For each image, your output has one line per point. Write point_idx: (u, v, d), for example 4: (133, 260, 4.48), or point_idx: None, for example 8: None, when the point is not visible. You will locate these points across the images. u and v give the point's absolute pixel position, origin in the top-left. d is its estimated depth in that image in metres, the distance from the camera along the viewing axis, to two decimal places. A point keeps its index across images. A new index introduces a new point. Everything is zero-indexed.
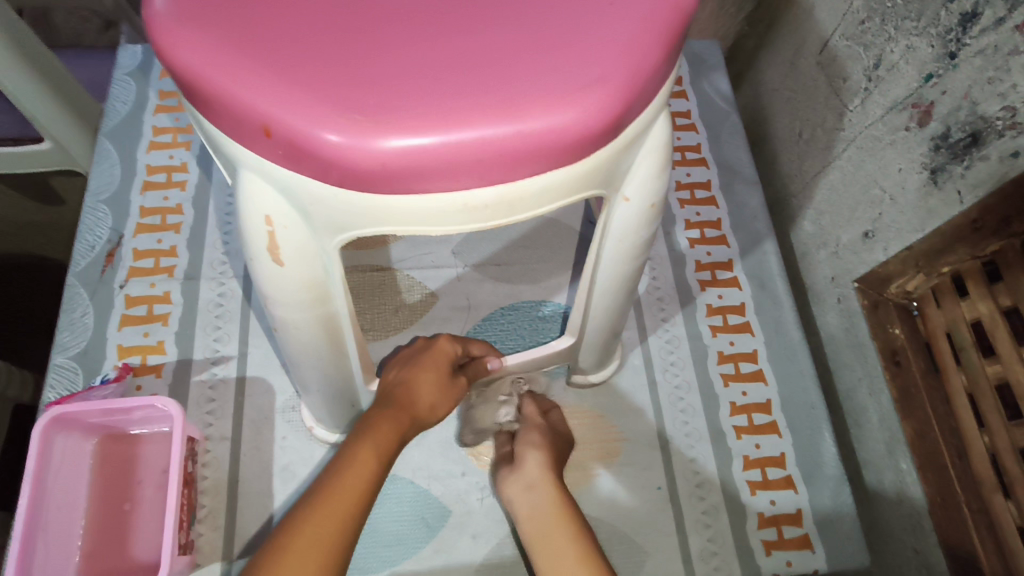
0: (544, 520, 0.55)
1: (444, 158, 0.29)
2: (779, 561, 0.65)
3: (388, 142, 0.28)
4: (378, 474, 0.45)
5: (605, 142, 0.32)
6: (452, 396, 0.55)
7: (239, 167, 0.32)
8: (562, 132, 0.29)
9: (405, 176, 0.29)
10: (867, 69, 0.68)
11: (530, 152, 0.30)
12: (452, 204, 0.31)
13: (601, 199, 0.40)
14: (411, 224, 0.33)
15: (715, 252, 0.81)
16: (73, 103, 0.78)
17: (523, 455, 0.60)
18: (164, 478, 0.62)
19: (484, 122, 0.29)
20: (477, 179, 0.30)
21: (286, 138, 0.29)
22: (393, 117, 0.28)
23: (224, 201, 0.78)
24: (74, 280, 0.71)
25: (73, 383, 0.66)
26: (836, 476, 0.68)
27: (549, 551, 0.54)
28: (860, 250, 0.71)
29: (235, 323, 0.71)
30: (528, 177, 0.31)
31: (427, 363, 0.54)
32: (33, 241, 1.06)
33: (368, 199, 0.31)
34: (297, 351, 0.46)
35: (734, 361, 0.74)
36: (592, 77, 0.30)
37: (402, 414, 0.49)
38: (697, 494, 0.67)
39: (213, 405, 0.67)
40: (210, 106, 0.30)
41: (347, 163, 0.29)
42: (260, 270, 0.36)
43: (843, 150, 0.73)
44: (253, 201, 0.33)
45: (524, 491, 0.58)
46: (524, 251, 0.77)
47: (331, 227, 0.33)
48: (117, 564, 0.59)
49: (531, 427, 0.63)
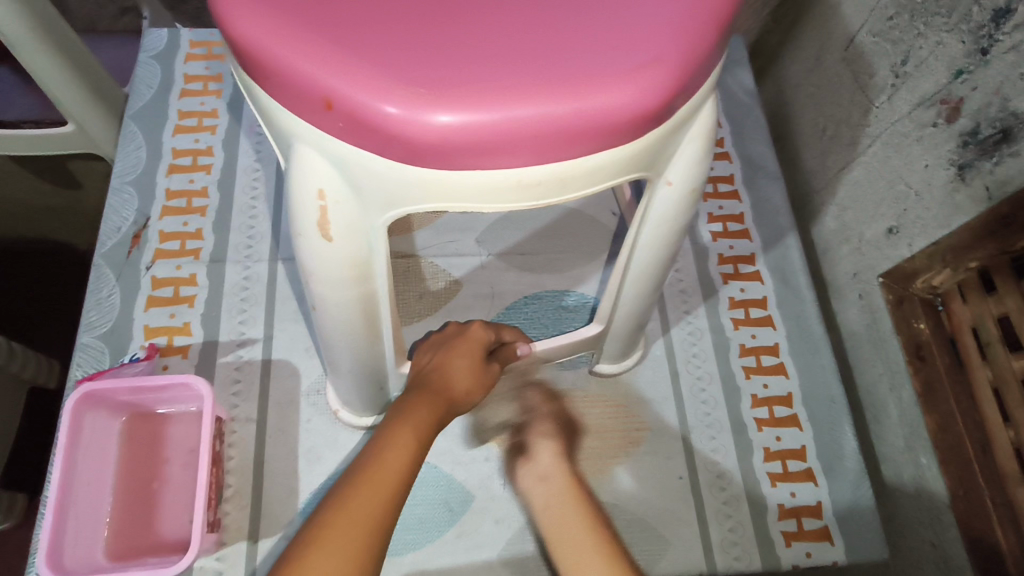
0: (557, 509, 0.56)
1: (502, 134, 0.29)
2: (799, 552, 0.65)
3: (447, 116, 0.28)
4: (416, 454, 0.45)
5: (658, 123, 0.32)
6: (485, 383, 0.55)
7: (293, 140, 0.32)
8: (619, 111, 0.29)
9: (464, 151, 0.29)
10: (895, 65, 0.68)
11: (588, 131, 0.30)
12: (507, 181, 0.31)
13: (644, 183, 0.40)
14: (463, 200, 0.33)
15: (738, 246, 0.81)
16: (93, 80, 0.79)
17: (538, 448, 0.61)
18: (192, 457, 0.63)
19: (544, 98, 0.29)
20: (533, 156, 0.30)
21: (347, 111, 0.29)
22: (454, 91, 0.28)
23: (249, 185, 0.78)
24: (101, 261, 0.72)
25: (100, 362, 0.67)
26: (857, 469, 0.69)
27: (565, 537, 0.53)
28: (884, 246, 0.71)
29: (261, 307, 0.71)
30: (583, 156, 0.31)
31: (461, 349, 0.55)
32: (49, 226, 1.09)
33: (424, 174, 0.31)
34: (333, 333, 0.46)
35: (756, 353, 0.74)
36: (650, 56, 0.30)
37: (439, 398, 0.50)
38: (718, 484, 0.68)
39: (238, 386, 0.67)
40: (271, 78, 0.30)
41: (405, 136, 0.29)
42: (304, 247, 0.36)
43: (869, 146, 0.73)
44: (307, 175, 0.32)
45: (537, 480, 0.58)
46: (547, 241, 0.77)
47: (383, 203, 0.33)
48: (146, 540, 0.59)
49: (541, 419, 0.64)
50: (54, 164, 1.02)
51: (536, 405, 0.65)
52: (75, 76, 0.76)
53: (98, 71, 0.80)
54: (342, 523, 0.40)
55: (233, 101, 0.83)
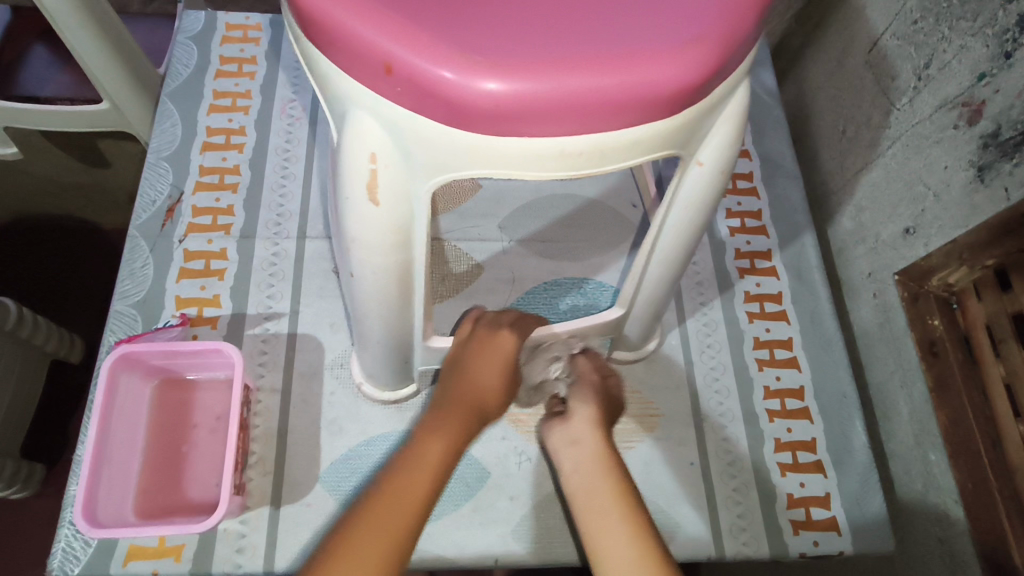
0: (587, 475, 0.53)
1: (551, 103, 0.31)
2: (806, 541, 0.67)
3: (501, 84, 0.30)
4: (444, 471, 0.48)
5: (696, 100, 0.34)
6: (508, 388, 0.57)
7: (348, 104, 0.34)
8: (662, 86, 0.31)
9: (514, 118, 0.31)
10: (918, 68, 0.69)
11: (632, 104, 0.32)
12: (552, 149, 0.33)
13: (676, 164, 0.41)
14: (508, 167, 0.34)
15: (755, 241, 0.83)
16: (130, 60, 0.82)
17: (574, 412, 0.59)
18: (218, 423, 0.65)
19: (593, 71, 0.30)
20: (578, 126, 0.32)
21: (407, 77, 0.30)
22: (508, 60, 0.30)
23: (280, 164, 0.80)
24: (135, 232, 0.74)
25: (132, 329, 0.69)
26: (865, 463, 0.70)
27: (591, 502, 0.51)
28: (900, 245, 0.72)
29: (288, 282, 0.73)
30: (624, 128, 0.33)
31: (490, 360, 0.56)
32: (75, 204, 1.13)
33: (474, 139, 0.33)
34: (366, 303, 0.47)
35: (770, 347, 0.76)
36: (693, 35, 0.31)
37: (470, 415, 0.52)
38: (728, 472, 0.69)
39: (265, 357, 0.69)
40: (332, 44, 0.32)
41: (460, 101, 0.30)
42: (350, 210, 0.37)
43: (888, 147, 0.74)
44: (359, 139, 0.34)
45: (567, 445, 0.57)
46: (567, 230, 0.79)
47: (430, 168, 0.35)
48: (173, 500, 0.61)
49: (586, 385, 0.61)
50: (88, 143, 1.03)
51: (586, 374, 0.63)
52: (114, 55, 0.79)
53: (134, 51, 0.82)
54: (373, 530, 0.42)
55: (266, 83, 0.85)
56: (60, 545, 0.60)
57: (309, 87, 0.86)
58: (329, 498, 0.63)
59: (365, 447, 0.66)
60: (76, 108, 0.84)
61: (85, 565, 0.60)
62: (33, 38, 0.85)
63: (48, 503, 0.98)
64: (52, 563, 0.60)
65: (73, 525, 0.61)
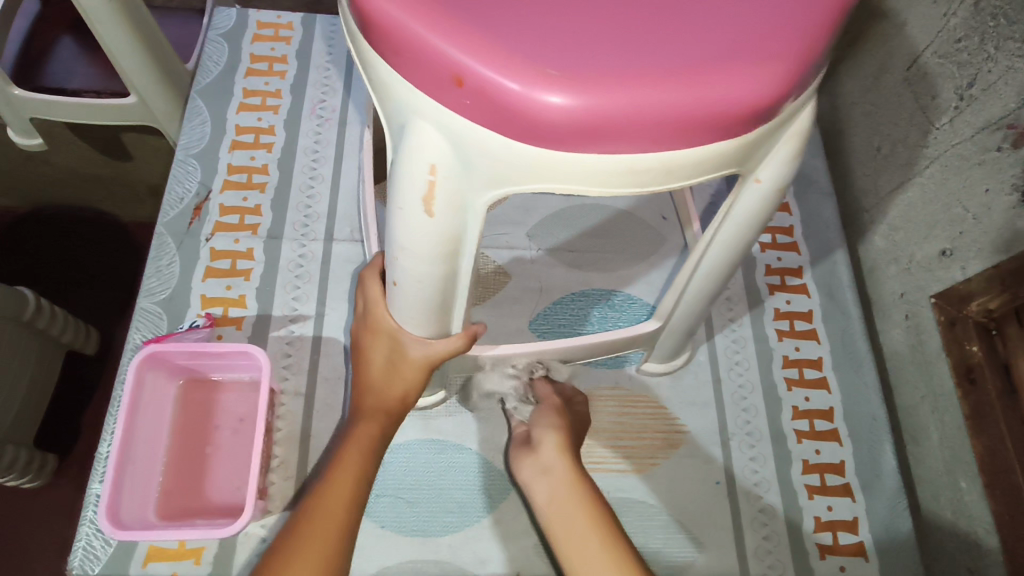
0: (560, 503, 0.56)
1: (624, 120, 0.30)
2: (833, 566, 0.65)
3: (575, 99, 0.29)
4: (364, 469, 0.52)
5: (768, 118, 0.33)
6: (406, 393, 0.55)
7: (411, 115, 0.33)
8: (739, 103, 0.30)
9: (586, 135, 0.30)
10: (959, 87, 0.68)
11: (706, 121, 0.31)
12: (620, 166, 0.32)
13: (733, 180, 0.41)
14: (572, 183, 0.33)
15: (785, 258, 0.82)
16: (154, 47, 0.81)
17: (541, 441, 0.61)
18: (241, 424, 0.65)
19: (669, 87, 0.30)
20: (648, 144, 0.31)
21: (478, 89, 0.30)
22: (582, 74, 0.29)
23: (308, 165, 0.79)
24: (163, 230, 0.74)
25: (157, 327, 0.68)
26: (894, 488, 0.69)
27: (566, 522, 0.54)
28: (936, 267, 0.71)
29: (314, 285, 0.72)
30: (695, 146, 0.32)
31: (375, 344, 0.54)
32: (96, 194, 1.13)
33: (540, 154, 0.32)
34: (409, 312, 0.47)
35: (799, 366, 0.75)
36: (771, 52, 0.31)
37: (375, 413, 0.55)
38: (755, 493, 0.68)
39: (289, 360, 0.69)
40: (401, 54, 0.31)
41: (532, 116, 0.30)
42: (402, 220, 0.37)
43: (926, 167, 0.73)
44: (420, 149, 0.33)
45: (539, 475, 0.59)
46: (596, 240, 0.78)
47: (489, 181, 0.34)
48: (193, 502, 0.61)
49: (549, 408, 0.64)
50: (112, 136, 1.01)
51: (545, 396, 0.65)
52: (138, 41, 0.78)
53: (166, 52, 0.83)
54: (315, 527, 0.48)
55: (296, 83, 0.85)
56: (80, 544, 0.59)
57: (339, 88, 0.85)
58: None
59: (387, 457, 0.66)
60: (102, 100, 0.83)
61: (104, 565, 0.59)
62: (61, 29, 0.86)
63: (59, 494, 0.98)
64: (71, 562, 0.59)
65: (93, 524, 0.60)
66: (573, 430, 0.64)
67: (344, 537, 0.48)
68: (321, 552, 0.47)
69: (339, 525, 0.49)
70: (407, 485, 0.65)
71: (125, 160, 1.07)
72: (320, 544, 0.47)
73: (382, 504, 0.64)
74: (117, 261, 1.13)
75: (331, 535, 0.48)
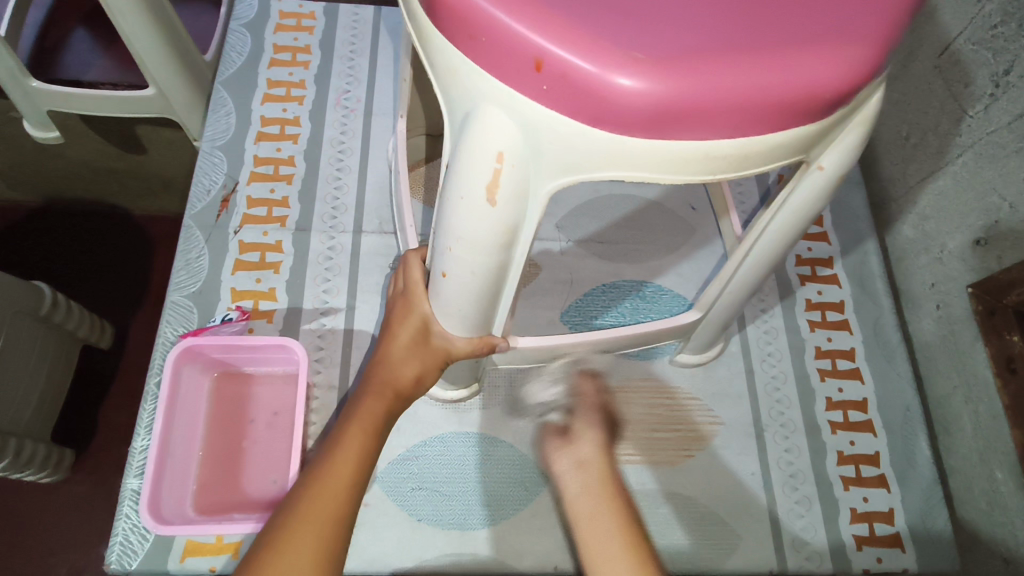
0: (592, 502, 0.48)
1: (699, 105, 0.30)
2: (870, 557, 0.65)
3: (653, 85, 0.30)
4: (370, 444, 0.49)
5: (840, 105, 0.33)
6: (427, 372, 0.53)
7: (481, 102, 0.33)
8: (816, 88, 0.31)
9: (663, 120, 0.31)
10: (995, 74, 0.65)
11: (783, 106, 0.31)
12: (689, 150, 0.33)
13: (795, 165, 0.41)
14: (643, 169, 0.34)
15: (816, 248, 0.81)
16: (174, 39, 0.80)
17: (584, 434, 0.53)
18: (275, 418, 0.64)
19: (750, 72, 0.30)
20: (719, 129, 0.32)
21: (558, 73, 0.30)
22: (661, 58, 0.30)
23: (334, 157, 0.79)
24: (191, 222, 0.73)
25: (188, 321, 0.68)
26: (929, 478, 0.69)
27: (595, 531, 0.47)
28: (969, 257, 0.70)
29: (345, 277, 0.72)
30: (767, 132, 0.33)
31: (406, 320, 0.52)
32: (109, 188, 1.11)
33: (615, 140, 0.33)
34: (452, 306, 0.46)
35: (832, 357, 0.74)
36: (847, 38, 0.31)
37: (386, 388, 0.51)
38: (791, 484, 0.68)
39: (321, 353, 0.68)
40: (476, 38, 0.32)
41: (612, 100, 0.30)
42: (461, 210, 0.36)
43: (958, 156, 0.70)
44: (490, 135, 0.33)
45: (575, 468, 0.51)
46: (626, 232, 0.77)
47: (558, 169, 0.34)
48: (228, 496, 0.60)
49: (589, 406, 0.56)
50: (128, 129, 0.99)
51: (584, 392, 0.58)
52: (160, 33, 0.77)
53: (183, 40, 0.82)
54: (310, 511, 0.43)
55: (320, 73, 0.84)
56: (117, 539, 0.59)
57: (364, 78, 0.84)
58: (386, 499, 0.63)
59: (422, 448, 0.65)
60: (123, 92, 0.83)
61: (143, 560, 0.58)
62: (74, 21, 0.84)
63: (76, 489, 0.97)
64: (109, 557, 0.58)
65: (129, 519, 0.60)
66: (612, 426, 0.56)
67: (348, 511, 0.45)
68: (318, 529, 0.43)
69: (343, 496, 0.45)
70: (442, 478, 0.64)
71: (140, 154, 1.05)
72: (318, 516, 0.43)
73: (417, 497, 0.63)
74: (133, 257, 1.12)
75: (329, 511, 0.44)
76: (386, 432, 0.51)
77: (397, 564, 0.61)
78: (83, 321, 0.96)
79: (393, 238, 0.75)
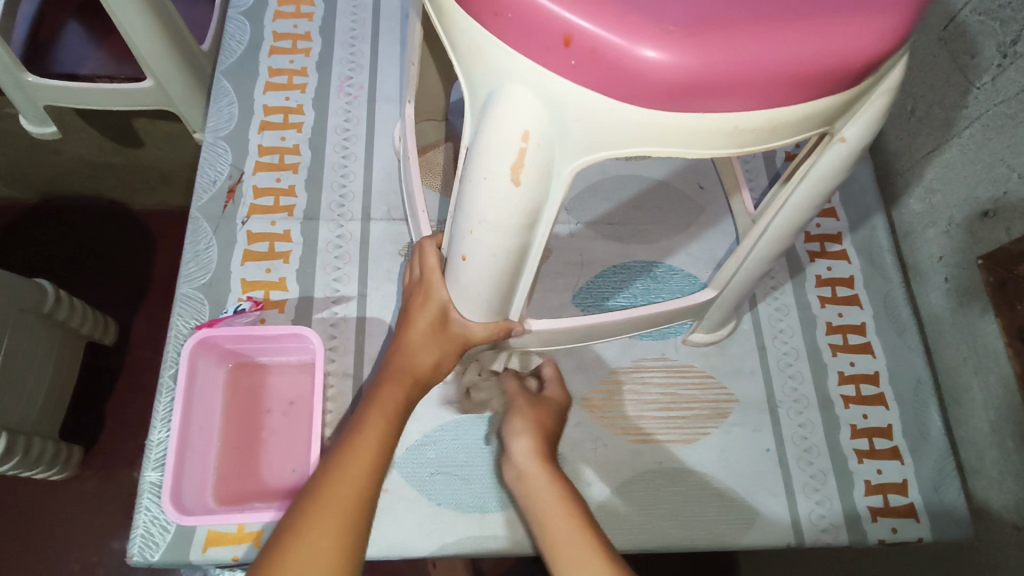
0: (535, 504, 0.50)
1: (726, 77, 0.31)
2: (885, 528, 0.66)
3: (681, 58, 0.30)
4: (390, 431, 0.49)
5: (867, 75, 0.34)
6: (445, 359, 0.53)
7: (505, 80, 0.33)
8: (847, 56, 0.31)
9: (694, 93, 0.31)
10: (1003, 44, 0.63)
11: (813, 76, 0.32)
12: (714, 123, 0.33)
13: (817, 138, 0.41)
14: (671, 143, 0.35)
15: (825, 224, 0.81)
16: (172, 29, 0.79)
17: (512, 444, 0.56)
18: (292, 407, 0.64)
19: (782, 41, 0.30)
20: (744, 102, 0.32)
21: (589, 48, 0.30)
22: (689, 32, 0.30)
23: (340, 144, 0.78)
24: (197, 214, 0.72)
25: (199, 313, 0.68)
26: (941, 448, 0.70)
27: (545, 527, 0.48)
28: (978, 229, 0.69)
29: (354, 265, 0.72)
30: (796, 104, 0.33)
31: (423, 309, 0.52)
32: (107, 182, 1.10)
33: (644, 115, 0.33)
34: (471, 289, 0.46)
35: (843, 332, 0.75)
36: (875, 6, 0.31)
37: (405, 376, 0.52)
38: (805, 459, 0.68)
39: (334, 341, 0.68)
40: (502, 15, 0.31)
41: (640, 74, 0.30)
42: (484, 191, 0.36)
43: (965, 128, 0.69)
44: (516, 114, 0.33)
45: (517, 479, 0.54)
46: (635, 212, 0.77)
47: (583, 147, 0.34)
48: (249, 486, 0.60)
49: (518, 412, 0.58)
50: (123, 122, 0.98)
51: (516, 397, 0.60)
52: (157, 23, 0.76)
53: (181, 30, 0.81)
54: (330, 500, 0.43)
55: (321, 60, 0.83)
56: (139, 532, 0.59)
57: (365, 65, 0.84)
58: (405, 484, 0.63)
59: (439, 433, 0.66)
60: (121, 86, 0.81)
61: (164, 551, 0.58)
62: (67, 15, 0.82)
63: (86, 484, 0.97)
64: (131, 550, 0.58)
65: (150, 511, 0.60)
66: (551, 425, 0.58)
67: (368, 498, 0.45)
68: (343, 515, 0.43)
69: (364, 483, 0.45)
70: (461, 462, 0.65)
71: (137, 148, 1.04)
72: (339, 503, 0.43)
73: (436, 482, 0.64)
74: (133, 252, 1.11)
75: (353, 498, 0.44)
76: (405, 420, 0.51)
77: (418, 549, 0.61)
78: (84, 316, 0.95)
79: (402, 225, 0.74)
